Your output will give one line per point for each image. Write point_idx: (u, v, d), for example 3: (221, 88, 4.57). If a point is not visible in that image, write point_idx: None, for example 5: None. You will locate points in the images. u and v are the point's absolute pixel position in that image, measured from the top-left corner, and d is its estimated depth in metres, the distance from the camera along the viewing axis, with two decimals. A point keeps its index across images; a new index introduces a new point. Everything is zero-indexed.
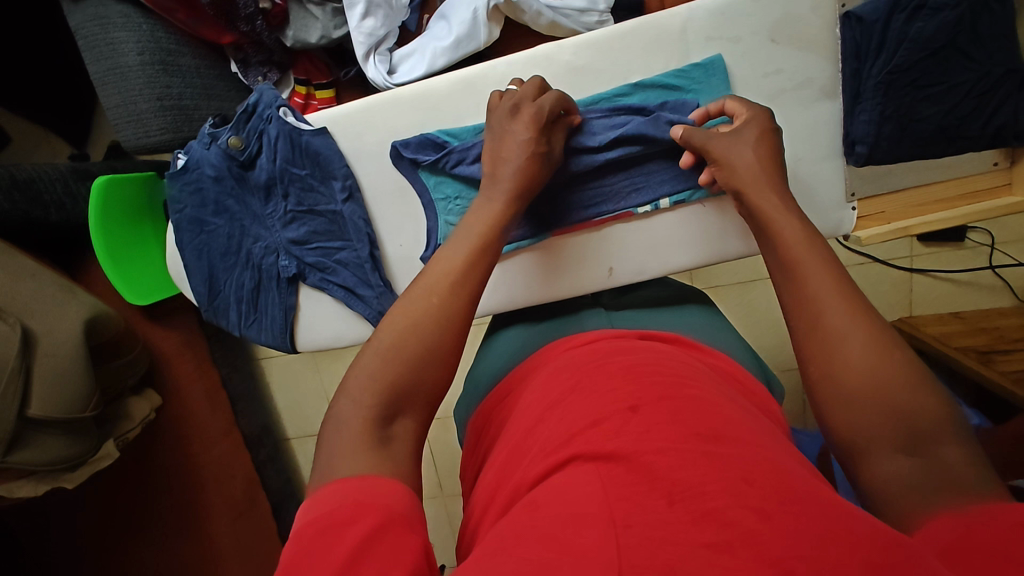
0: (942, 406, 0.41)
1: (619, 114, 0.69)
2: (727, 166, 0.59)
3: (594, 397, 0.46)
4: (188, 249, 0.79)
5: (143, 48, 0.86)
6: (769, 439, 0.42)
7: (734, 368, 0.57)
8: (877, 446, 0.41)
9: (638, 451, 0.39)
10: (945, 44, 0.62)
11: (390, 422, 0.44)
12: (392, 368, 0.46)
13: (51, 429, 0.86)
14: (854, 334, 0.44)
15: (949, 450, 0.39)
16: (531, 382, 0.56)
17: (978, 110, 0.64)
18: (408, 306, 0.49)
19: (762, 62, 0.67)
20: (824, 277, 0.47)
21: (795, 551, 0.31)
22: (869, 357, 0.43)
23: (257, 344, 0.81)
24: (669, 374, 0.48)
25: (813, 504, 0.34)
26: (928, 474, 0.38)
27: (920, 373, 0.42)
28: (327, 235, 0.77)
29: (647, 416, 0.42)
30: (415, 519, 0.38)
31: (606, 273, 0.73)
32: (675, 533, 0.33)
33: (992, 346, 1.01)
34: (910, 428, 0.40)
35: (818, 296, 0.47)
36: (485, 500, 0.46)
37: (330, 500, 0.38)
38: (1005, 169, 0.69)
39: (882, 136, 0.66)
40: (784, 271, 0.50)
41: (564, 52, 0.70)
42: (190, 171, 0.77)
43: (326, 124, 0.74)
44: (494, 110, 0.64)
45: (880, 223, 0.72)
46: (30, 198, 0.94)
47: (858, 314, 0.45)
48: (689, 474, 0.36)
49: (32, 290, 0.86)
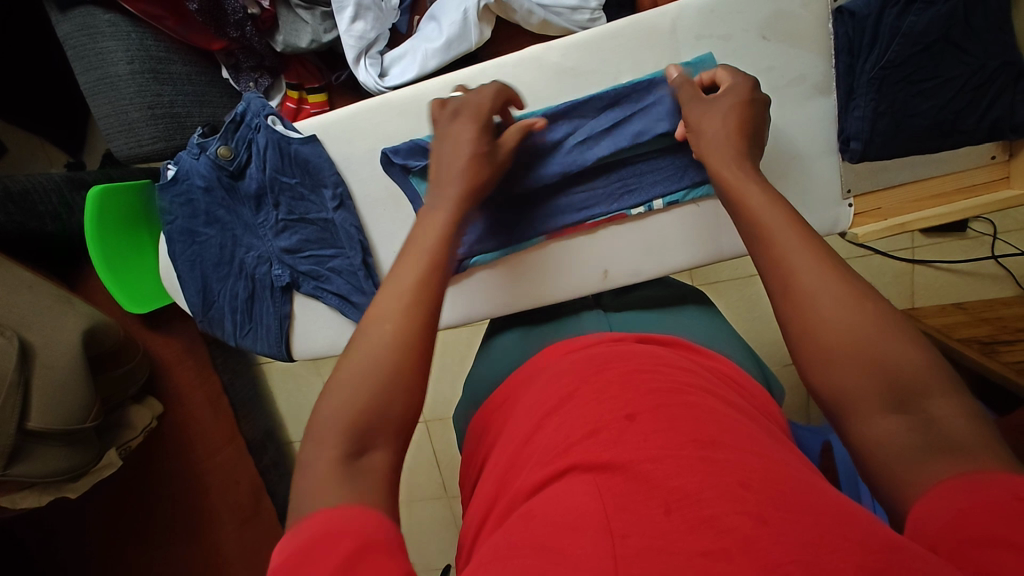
0: (923, 356, 0.40)
1: (603, 113, 0.69)
2: (696, 132, 0.57)
3: (590, 405, 0.46)
4: (181, 260, 0.78)
5: (132, 57, 0.85)
6: (767, 442, 0.42)
7: (733, 371, 0.56)
8: (862, 408, 0.40)
9: (634, 460, 0.39)
10: (938, 38, 0.61)
11: (358, 457, 0.42)
12: (350, 400, 0.44)
13: (52, 441, 0.87)
14: (824, 293, 0.42)
15: (937, 403, 0.38)
16: (529, 387, 0.56)
17: (974, 103, 0.63)
18: (368, 338, 0.46)
19: (755, 60, 0.66)
20: (791, 229, 0.46)
21: (792, 556, 0.30)
22: (846, 313, 0.41)
23: (254, 353, 0.81)
24: (667, 381, 0.48)
25: (816, 509, 0.34)
26: (922, 436, 0.37)
27: (897, 323, 0.41)
28: (319, 243, 0.76)
29: (644, 424, 0.42)
30: (395, 543, 0.38)
31: (601, 276, 0.73)
32: (673, 543, 0.32)
33: (996, 336, 1.00)
34: (899, 387, 0.39)
35: (788, 252, 0.45)
36: (483, 511, 0.46)
37: (303, 534, 0.38)
38: (1003, 162, 0.68)
39: (876, 132, 0.64)
40: (751, 224, 0.48)
41: (552, 54, 0.69)
42: (180, 182, 0.77)
43: (316, 131, 0.73)
44: (437, 120, 0.62)
45: (877, 219, 0.70)
46: (26, 210, 0.94)
47: (827, 266, 0.43)
48: (685, 482, 0.36)
49: (29, 301, 0.87)
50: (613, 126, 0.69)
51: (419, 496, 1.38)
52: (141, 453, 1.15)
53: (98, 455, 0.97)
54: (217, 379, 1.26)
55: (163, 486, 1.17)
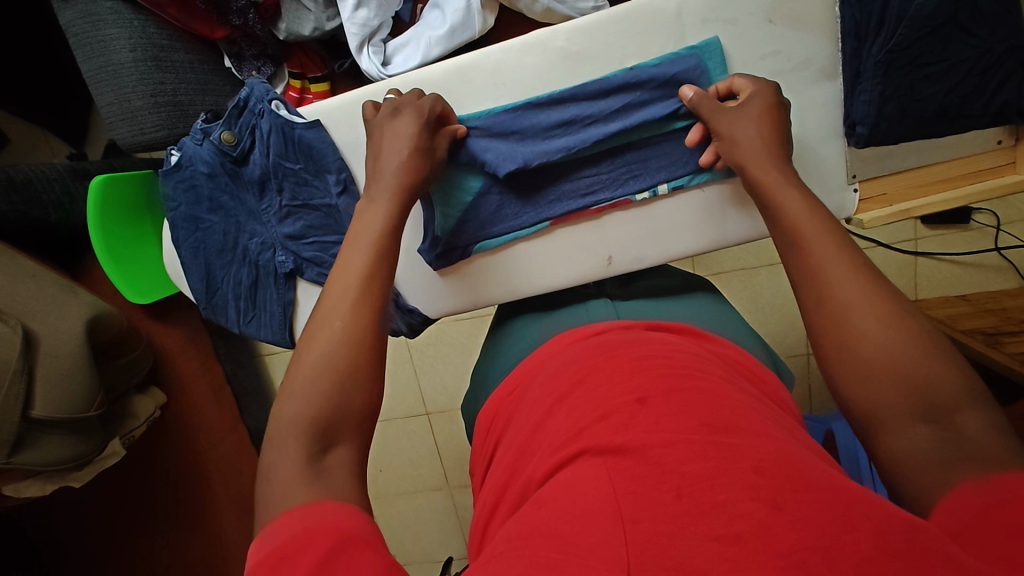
0: (959, 374, 0.41)
1: (612, 97, 0.68)
2: (729, 141, 0.59)
3: (602, 390, 0.46)
4: (184, 247, 0.78)
5: (134, 45, 0.85)
6: (779, 428, 0.42)
7: (740, 357, 0.56)
8: (892, 416, 0.41)
9: (646, 444, 0.39)
10: (946, 21, 0.59)
11: (323, 453, 0.44)
12: (311, 395, 0.46)
13: (56, 429, 0.87)
14: (861, 306, 0.44)
15: (968, 418, 0.39)
16: (540, 374, 0.56)
17: (980, 88, 0.61)
18: (321, 336, 0.48)
19: (760, 43, 0.65)
20: (832, 243, 0.47)
21: (805, 543, 0.30)
22: (882, 327, 0.43)
23: (257, 341, 0.80)
24: (678, 366, 0.48)
25: (827, 492, 0.34)
26: (949, 447, 0.38)
27: (933, 340, 0.42)
28: (323, 229, 0.76)
29: (655, 408, 0.42)
30: (371, 536, 0.39)
31: (605, 262, 0.72)
32: (684, 527, 0.32)
33: (999, 328, 1.01)
34: (930, 399, 0.40)
35: (825, 264, 0.47)
36: (494, 498, 0.46)
37: (279, 533, 0.38)
38: (1009, 147, 0.66)
39: (883, 116, 0.63)
40: (789, 235, 0.50)
41: (558, 38, 0.68)
42: (183, 167, 0.76)
43: (320, 116, 0.72)
44: (370, 121, 0.64)
45: (882, 205, 0.69)
46: (29, 199, 0.94)
47: (865, 280, 0.45)
48: (699, 467, 0.36)
49: (33, 290, 0.87)
50: (625, 106, 0.68)
51: (421, 488, 1.38)
52: (144, 444, 1.16)
53: (102, 444, 0.97)
54: (219, 369, 1.27)
55: (166, 477, 1.18)
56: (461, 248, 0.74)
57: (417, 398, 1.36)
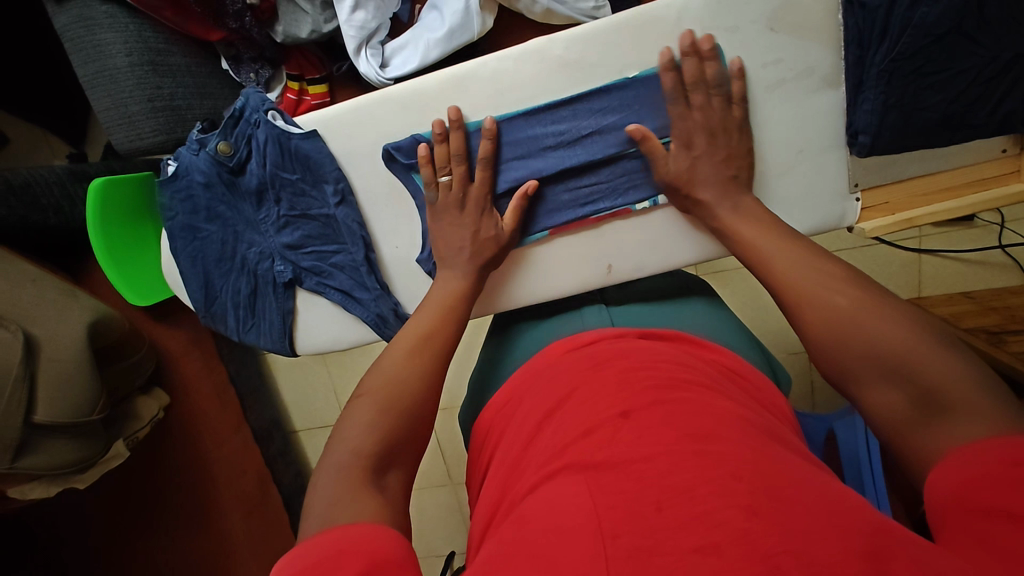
0: (915, 332, 0.45)
1: (564, 120, 0.67)
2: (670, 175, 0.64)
3: (590, 404, 0.47)
4: (182, 256, 0.77)
5: (131, 49, 0.84)
6: (771, 441, 0.42)
7: (737, 365, 0.56)
8: (867, 379, 0.46)
9: (629, 459, 0.39)
10: (950, 29, 0.56)
11: (379, 483, 0.47)
12: (358, 448, 0.49)
13: (59, 434, 0.88)
14: (819, 290, 0.51)
15: (932, 369, 0.43)
16: (532, 387, 0.56)
17: (984, 98, 0.59)
18: (346, 436, 0.50)
19: (762, 51, 0.63)
20: (783, 245, 0.56)
21: (785, 547, 0.30)
22: (839, 307, 0.49)
23: (258, 348, 0.80)
24: (665, 376, 0.48)
25: (807, 503, 0.34)
26: (917, 401, 0.43)
27: (894, 310, 0.47)
28: (322, 239, 0.75)
29: (638, 422, 0.43)
30: (402, 559, 0.40)
31: (604, 271, 0.71)
32: (663, 542, 0.32)
33: (1003, 327, 1.01)
34: (894, 361, 0.45)
35: (784, 266, 0.55)
36: (489, 513, 0.46)
37: (318, 550, 0.39)
38: (1014, 156, 0.64)
39: (885, 126, 0.61)
40: (748, 243, 0.59)
41: (556, 46, 0.65)
42: (180, 178, 0.75)
43: (316, 126, 0.70)
44: (437, 200, 0.67)
45: (885, 214, 0.68)
46: (27, 203, 0.94)
47: (818, 271, 0.53)
48: (679, 479, 0.36)
49: (33, 294, 0.87)
50: (582, 133, 0.67)
51: (425, 484, 1.40)
52: (147, 443, 1.17)
53: (106, 445, 0.98)
54: (222, 369, 1.28)
55: (169, 475, 1.19)
56: None
57: None
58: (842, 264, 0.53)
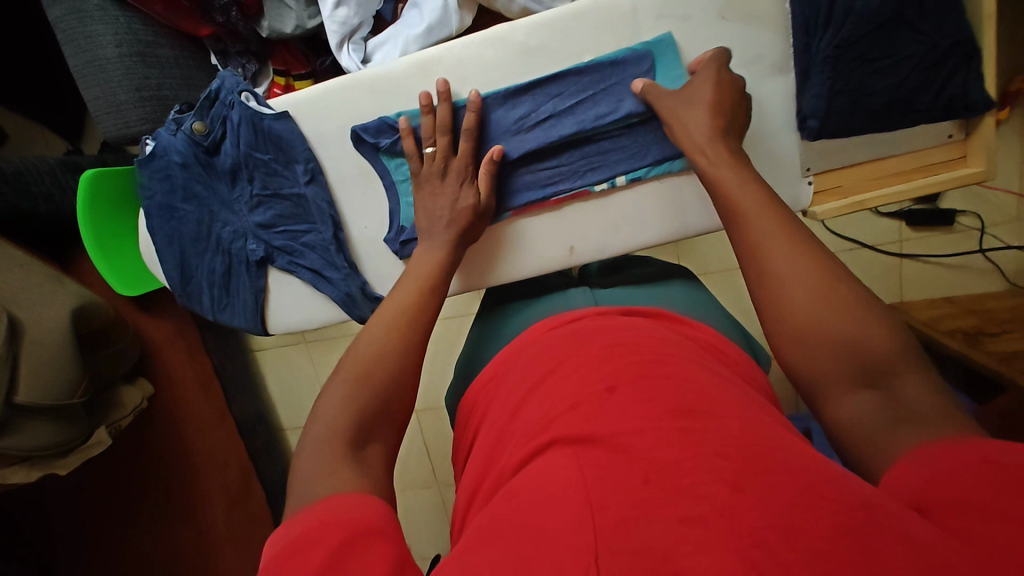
0: (893, 339, 0.43)
1: (523, 101, 0.69)
2: (672, 124, 0.62)
3: (573, 378, 0.47)
4: (159, 234, 0.79)
5: (120, 40, 0.88)
6: (757, 410, 0.42)
7: (717, 341, 0.57)
8: (840, 381, 0.43)
9: (615, 432, 0.39)
10: (891, 17, 0.60)
11: (360, 451, 0.48)
12: (337, 424, 0.49)
13: (39, 415, 0.89)
14: (800, 275, 0.46)
15: (908, 380, 0.41)
16: (517, 362, 0.57)
17: (927, 84, 0.62)
18: (326, 415, 0.50)
19: (714, 39, 0.65)
20: (768, 221, 0.50)
21: (767, 521, 0.30)
22: (820, 299, 0.45)
23: (232, 327, 0.82)
24: (647, 352, 0.49)
25: (787, 474, 0.34)
26: (889, 408, 0.41)
27: (873, 311, 0.44)
28: (293, 218, 0.77)
29: (622, 395, 0.43)
30: (386, 528, 0.40)
31: (567, 253, 0.73)
32: (650, 511, 0.33)
33: (981, 328, 1.04)
34: (871, 365, 0.42)
35: (765, 244, 0.49)
36: (473, 484, 0.48)
37: (301, 525, 0.40)
38: (960, 141, 0.66)
39: (833, 110, 0.64)
40: (731, 214, 0.53)
41: (517, 32, 0.67)
42: (158, 157, 0.78)
43: (288, 108, 0.73)
44: (420, 172, 0.68)
45: (836, 197, 0.70)
46: (19, 190, 0.97)
47: (800, 255, 0.47)
48: (665, 452, 0.36)
49: (21, 277, 0.91)
50: (541, 116, 0.69)
51: (411, 484, 1.40)
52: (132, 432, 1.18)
53: (85, 432, 0.99)
54: (207, 361, 1.30)
55: (155, 467, 1.20)
56: None
57: None
58: (825, 251, 0.48)
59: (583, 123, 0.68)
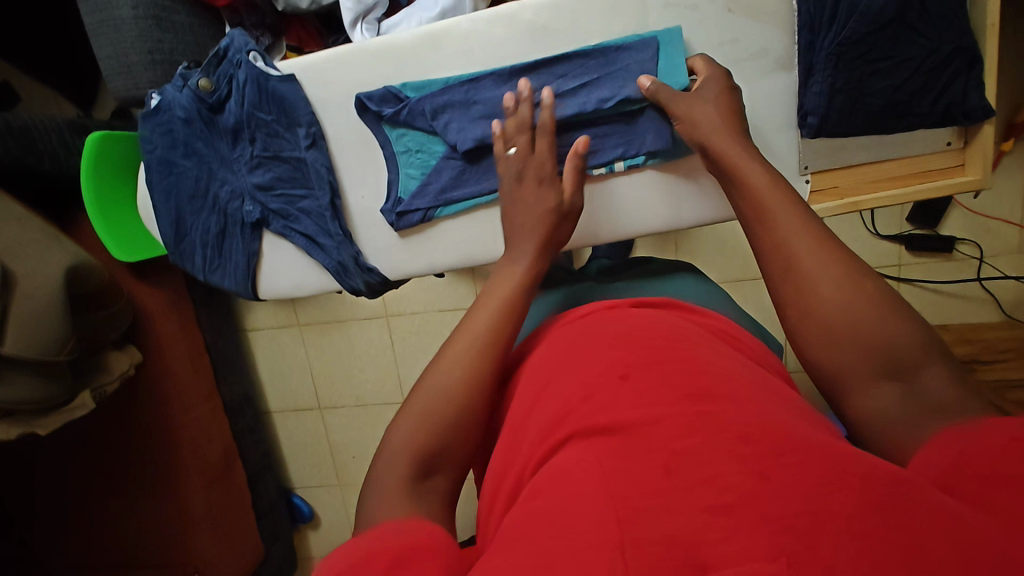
0: (917, 331, 0.41)
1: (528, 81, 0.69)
2: (687, 120, 0.60)
3: (585, 366, 0.43)
4: (157, 189, 0.81)
5: (137, 3, 0.88)
6: (765, 395, 0.39)
7: (729, 326, 0.54)
8: (860, 375, 0.42)
9: (636, 421, 0.36)
10: (894, 18, 0.61)
11: (427, 476, 0.43)
12: (405, 444, 0.43)
13: (24, 369, 0.88)
14: (824, 269, 0.45)
15: (928, 373, 0.40)
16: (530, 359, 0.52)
17: (927, 87, 0.63)
18: (396, 432, 0.44)
19: (718, 31, 0.66)
20: (792, 216, 0.48)
21: (792, 508, 0.28)
22: (843, 294, 0.43)
23: (221, 288, 0.83)
24: (660, 338, 0.44)
25: (813, 448, 0.32)
26: (913, 402, 0.39)
27: (896, 304, 0.42)
28: (292, 182, 0.77)
29: (637, 382, 0.39)
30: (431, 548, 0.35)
31: None
32: (673, 502, 0.30)
33: (975, 357, 1.07)
34: (893, 357, 0.41)
35: (786, 237, 0.47)
36: (493, 489, 0.43)
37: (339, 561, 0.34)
38: (958, 149, 0.67)
39: (833, 108, 0.65)
40: (755, 212, 0.51)
41: (526, 11, 0.68)
42: (162, 112, 0.78)
43: (295, 71, 0.74)
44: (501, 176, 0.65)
45: (834, 198, 0.70)
46: (25, 146, 0.97)
47: (826, 248, 0.46)
48: (686, 443, 0.33)
49: (15, 231, 0.90)
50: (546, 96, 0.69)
51: None
52: (119, 400, 1.18)
53: (71, 393, 0.99)
54: (200, 337, 1.29)
55: (141, 439, 1.19)
56: (440, 208, 0.73)
57: (395, 385, 1.43)
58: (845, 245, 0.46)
59: (584, 107, 0.67)
